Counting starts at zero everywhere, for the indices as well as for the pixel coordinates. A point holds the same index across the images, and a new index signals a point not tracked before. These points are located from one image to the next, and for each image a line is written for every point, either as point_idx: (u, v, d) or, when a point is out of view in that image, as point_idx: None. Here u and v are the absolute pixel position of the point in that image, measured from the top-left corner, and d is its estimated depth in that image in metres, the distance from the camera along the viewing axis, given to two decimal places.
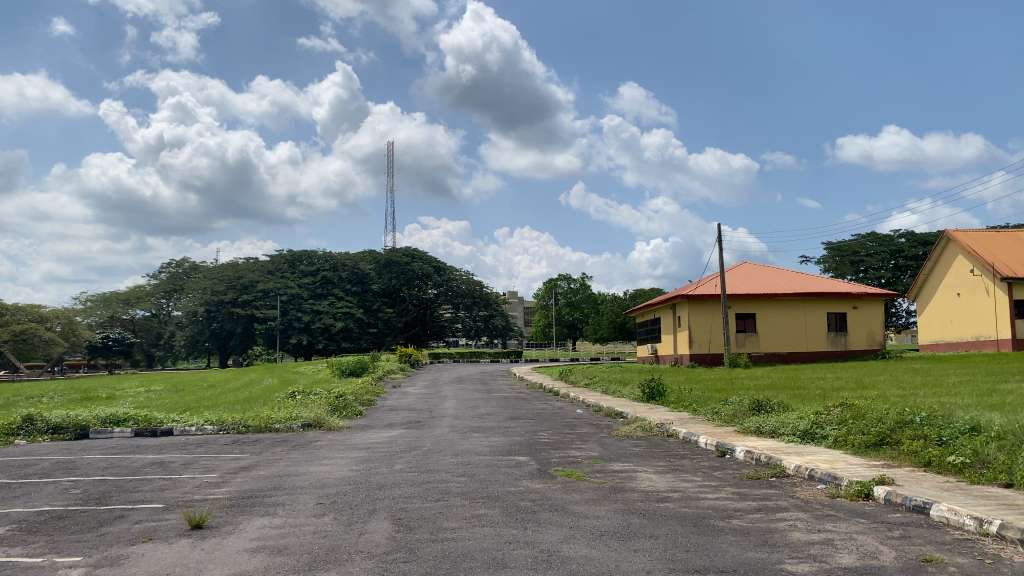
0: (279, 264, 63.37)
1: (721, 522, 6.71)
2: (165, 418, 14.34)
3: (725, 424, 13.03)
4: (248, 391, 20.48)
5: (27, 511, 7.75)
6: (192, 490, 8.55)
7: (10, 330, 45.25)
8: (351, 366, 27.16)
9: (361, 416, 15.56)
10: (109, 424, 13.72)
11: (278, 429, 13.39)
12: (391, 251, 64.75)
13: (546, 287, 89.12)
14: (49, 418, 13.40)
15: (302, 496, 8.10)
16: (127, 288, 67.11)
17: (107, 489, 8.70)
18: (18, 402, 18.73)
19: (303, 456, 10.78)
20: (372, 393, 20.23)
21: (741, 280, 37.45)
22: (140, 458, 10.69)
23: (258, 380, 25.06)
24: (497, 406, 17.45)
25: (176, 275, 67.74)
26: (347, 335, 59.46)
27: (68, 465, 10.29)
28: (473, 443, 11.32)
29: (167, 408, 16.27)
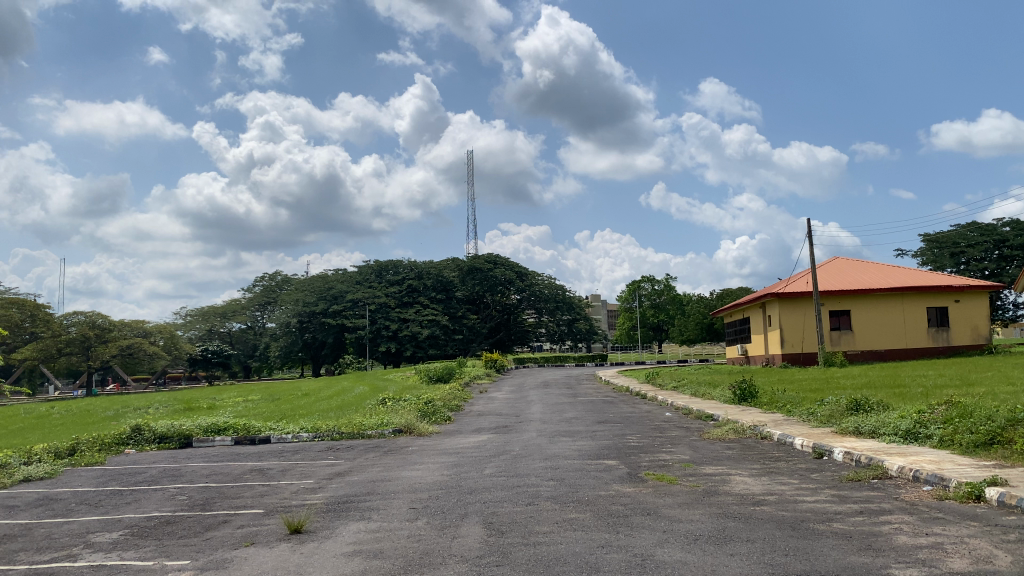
0: (367, 274, 64.80)
1: (821, 525, 6.50)
2: (263, 426, 14.83)
3: (821, 425, 12.63)
4: (341, 399, 20.99)
5: (138, 516, 8.13)
6: (290, 496, 8.80)
7: (118, 345, 47.58)
8: (438, 373, 27.48)
9: (449, 422, 15.74)
10: (211, 433, 14.25)
11: (370, 435, 13.68)
12: (474, 257, 65.40)
13: (630, 289, 88.46)
14: (156, 428, 14.04)
15: (394, 500, 8.25)
16: (224, 303, 69.68)
17: (211, 496, 9.03)
18: (126, 413, 19.68)
19: (395, 461, 10.98)
20: (459, 398, 20.42)
21: (832, 276, 36.26)
22: (242, 465, 11.08)
23: (349, 388, 25.63)
24: (584, 409, 17.37)
25: (270, 288, 69.98)
26: (433, 342, 60.21)
27: (175, 472, 10.74)
28: (562, 448, 11.31)
29: (264, 417, 16.84)
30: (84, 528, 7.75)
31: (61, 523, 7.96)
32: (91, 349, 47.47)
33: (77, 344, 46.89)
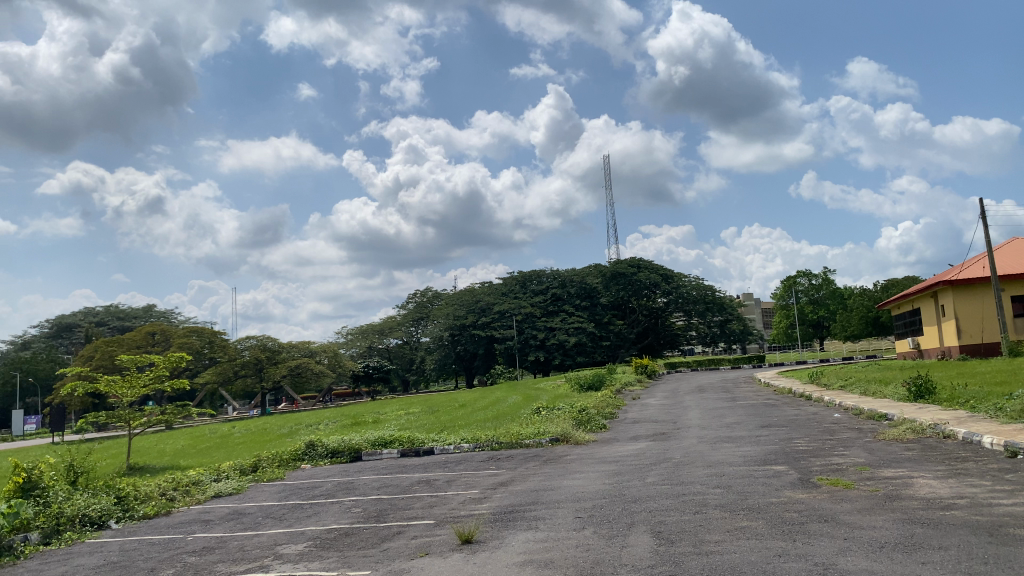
0: (512, 286, 65.82)
1: (1021, 531, 5.98)
2: (426, 438, 15.31)
3: (1012, 422, 11.63)
4: (496, 409, 21.38)
5: (320, 529, 8.59)
6: (459, 506, 9.02)
7: (287, 365, 50.48)
8: (590, 381, 27.44)
9: (605, 429, 15.66)
10: (378, 446, 14.85)
11: (528, 445, 13.85)
12: (617, 262, 65.03)
13: (785, 285, 85.30)
14: (328, 444, 14.80)
15: (560, 510, 8.29)
16: (381, 320, 72.69)
17: (383, 507, 9.42)
18: (298, 430, 20.86)
19: (555, 470, 11.06)
20: (614, 405, 20.29)
21: (1012, 259, 33.47)
22: (409, 477, 11.50)
23: (504, 398, 26.06)
24: (744, 413, 16.86)
25: (421, 304, 72.34)
26: (581, 349, 60.09)
27: (349, 486, 11.29)
28: (726, 454, 11.01)
29: (425, 429, 17.40)
30: (272, 539, 8.28)
31: (251, 535, 8.54)
32: (264, 370, 50.64)
33: (251, 367, 50.23)
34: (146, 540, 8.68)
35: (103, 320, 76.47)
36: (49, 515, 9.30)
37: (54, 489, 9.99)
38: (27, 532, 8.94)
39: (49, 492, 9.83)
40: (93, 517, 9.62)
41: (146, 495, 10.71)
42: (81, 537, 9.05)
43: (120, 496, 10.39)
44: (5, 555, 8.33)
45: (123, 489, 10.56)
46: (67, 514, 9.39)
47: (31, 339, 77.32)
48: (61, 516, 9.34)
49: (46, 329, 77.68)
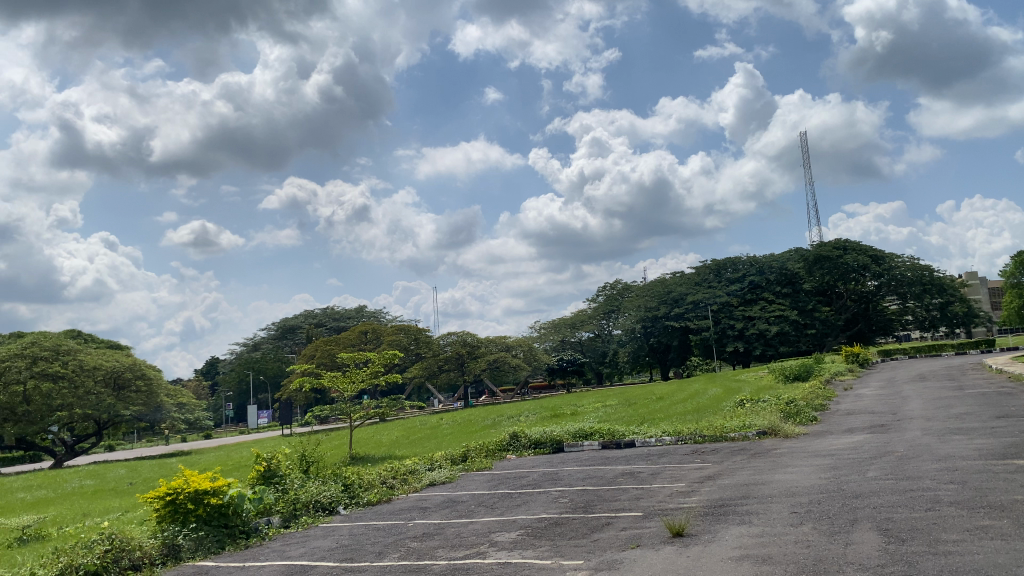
0: (706, 275, 64.35)
1: None
2: (627, 430, 15.29)
3: None
4: (696, 402, 20.92)
5: (531, 518, 8.82)
6: (666, 499, 8.94)
7: (486, 360, 51.97)
8: (795, 371, 26.22)
9: (816, 422, 14.88)
10: (580, 438, 15.00)
11: (733, 438, 13.46)
12: (819, 245, 61.43)
13: (1016, 262, 77.14)
14: (531, 435, 15.15)
15: (774, 505, 7.99)
16: (573, 314, 73.43)
17: (590, 498, 9.51)
18: (500, 422, 21.49)
19: (765, 464, 10.67)
20: (823, 397, 19.21)
21: None
22: (613, 469, 11.53)
23: (704, 390, 25.46)
24: (975, 403, 15.42)
25: (612, 297, 72.15)
26: (784, 339, 57.12)
27: (555, 476, 11.49)
28: (956, 447, 10.13)
29: (625, 421, 17.37)
30: (486, 528, 8.59)
31: (466, 523, 8.91)
32: (465, 364, 52.48)
33: (453, 362, 52.28)
34: (372, 525, 9.31)
35: (320, 321, 82.78)
36: (287, 501, 10.19)
37: (291, 477, 10.94)
38: (269, 515, 9.84)
39: (286, 479, 10.77)
40: (325, 503, 10.43)
41: (369, 483, 11.48)
42: (316, 521, 9.85)
43: (346, 484, 11.20)
44: (253, 536, 9.23)
45: (349, 478, 11.37)
46: (302, 500, 10.25)
47: (261, 340, 85.06)
48: (298, 502, 10.20)
49: (273, 331, 84.94)
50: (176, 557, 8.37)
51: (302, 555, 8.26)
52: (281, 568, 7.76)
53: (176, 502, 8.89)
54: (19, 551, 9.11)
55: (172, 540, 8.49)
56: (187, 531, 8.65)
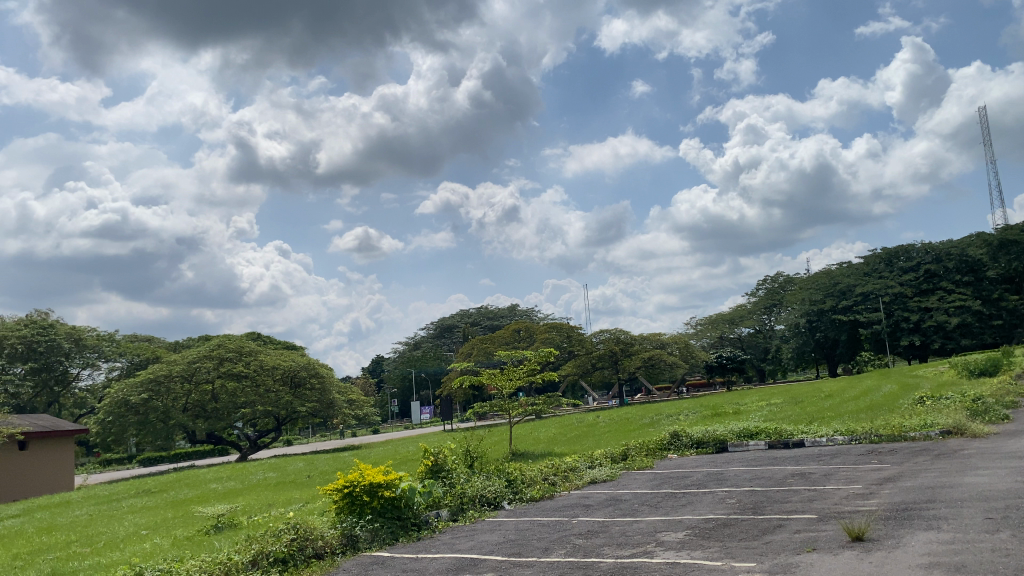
0: (876, 265, 60.85)
1: None
2: (795, 430, 14.66)
3: None
4: (870, 400, 19.74)
5: (698, 518, 8.64)
6: (843, 502, 8.50)
7: (641, 357, 51.19)
8: (982, 366, 24.20)
9: (1009, 421, 13.68)
10: (744, 438, 14.54)
11: (914, 438, 12.61)
12: (1005, 228, 56.13)
13: None
14: (693, 434, 14.86)
15: (966, 510, 7.42)
16: (733, 309, 72.47)
17: (759, 500, 9.20)
18: (659, 420, 21.16)
19: (951, 466, 9.92)
20: (1016, 394, 17.60)
21: None
22: (782, 469, 11.10)
23: (878, 388, 23.97)
24: None
25: (773, 290, 69.40)
26: (966, 331, 52.80)
27: (719, 476, 11.20)
28: None
29: (793, 420, 16.66)
30: (652, 527, 8.50)
31: (631, 521, 8.85)
32: (619, 362, 52.10)
33: (607, 359, 52.03)
34: (537, 521, 9.43)
35: (476, 321, 84.84)
36: (454, 494, 10.48)
37: (457, 471, 11.26)
38: (438, 508, 10.17)
39: (453, 474, 11.11)
40: (490, 498, 10.67)
41: (532, 479, 11.66)
42: (482, 516, 10.10)
43: (510, 479, 11.43)
44: (424, 529, 9.56)
45: (512, 474, 11.58)
46: (468, 494, 10.53)
47: (421, 339, 88.19)
48: (464, 496, 10.49)
49: (432, 330, 87.80)
50: (354, 547, 8.82)
51: (471, 548, 8.47)
52: (451, 561, 7.99)
53: (352, 494, 9.37)
54: (217, 537, 9.94)
55: (350, 530, 8.97)
56: (364, 522, 9.11)
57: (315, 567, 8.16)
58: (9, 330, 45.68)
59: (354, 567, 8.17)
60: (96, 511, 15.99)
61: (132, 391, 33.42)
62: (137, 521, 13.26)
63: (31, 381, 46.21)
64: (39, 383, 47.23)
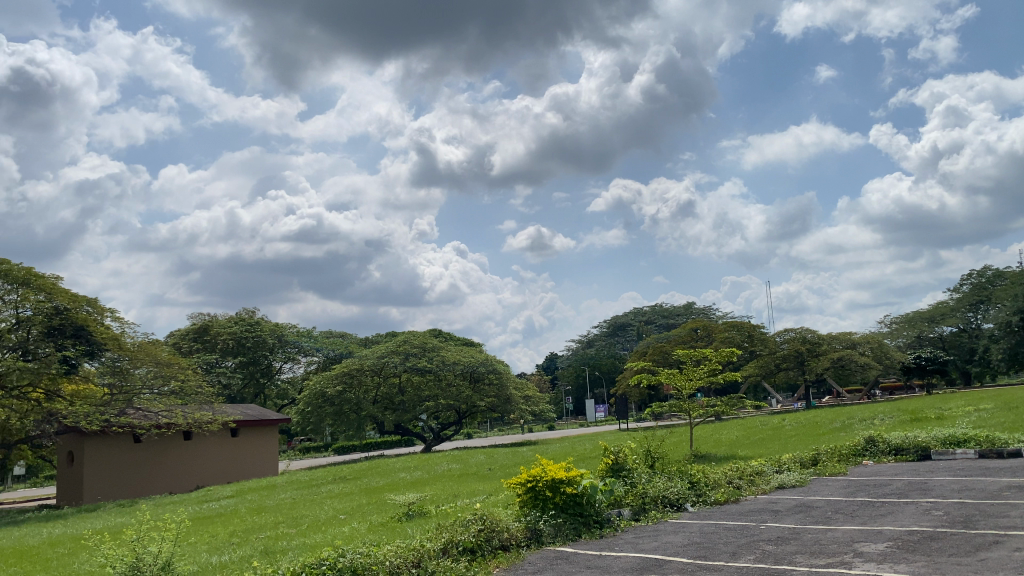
0: None
1: None
2: (1009, 438, 13.35)
3: None
4: None
5: (900, 529, 8.09)
6: None
7: (829, 358, 48.29)
8: None
9: None
10: (950, 445, 13.43)
11: None
12: None
13: None
14: (891, 440, 13.95)
15: None
16: (933, 306, 67.37)
17: (971, 513, 8.47)
18: (852, 424, 19.93)
19: None
20: None
21: None
22: (995, 481, 10.15)
23: None
24: None
25: (979, 285, 63.77)
26: None
27: (922, 486, 10.42)
28: None
29: (1006, 428, 15.19)
30: (849, 536, 8.05)
31: (825, 530, 8.43)
32: (806, 363, 49.57)
33: (792, 360, 49.66)
34: (723, 525, 9.19)
35: (650, 319, 83.96)
36: (636, 494, 10.43)
37: (638, 470, 11.17)
38: (620, 507, 10.16)
39: (634, 473, 11.02)
40: (673, 499, 10.52)
41: (716, 481, 11.38)
42: (665, 516, 9.97)
43: (692, 481, 11.21)
44: (606, 527, 9.57)
45: (695, 475, 11.35)
46: (650, 495, 10.44)
47: (595, 337, 88.52)
48: (646, 496, 10.40)
49: (605, 328, 87.94)
50: (539, 541, 8.97)
51: (656, 549, 8.38)
52: (636, 560, 7.94)
53: (536, 489, 9.55)
54: (408, 525, 10.42)
55: (535, 525, 9.13)
56: (548, 517, 9.24)
57: (503, 559, 8.37)
58: (222, 328, 51.07)
59: (539, 561, 8.30)
60: (299, 494, 17.25)
61: (328, 384, 35.85)
62: (336, 506, 14.17)
63: (241, 373, 50.73)
64: (247, 375, 51.67)
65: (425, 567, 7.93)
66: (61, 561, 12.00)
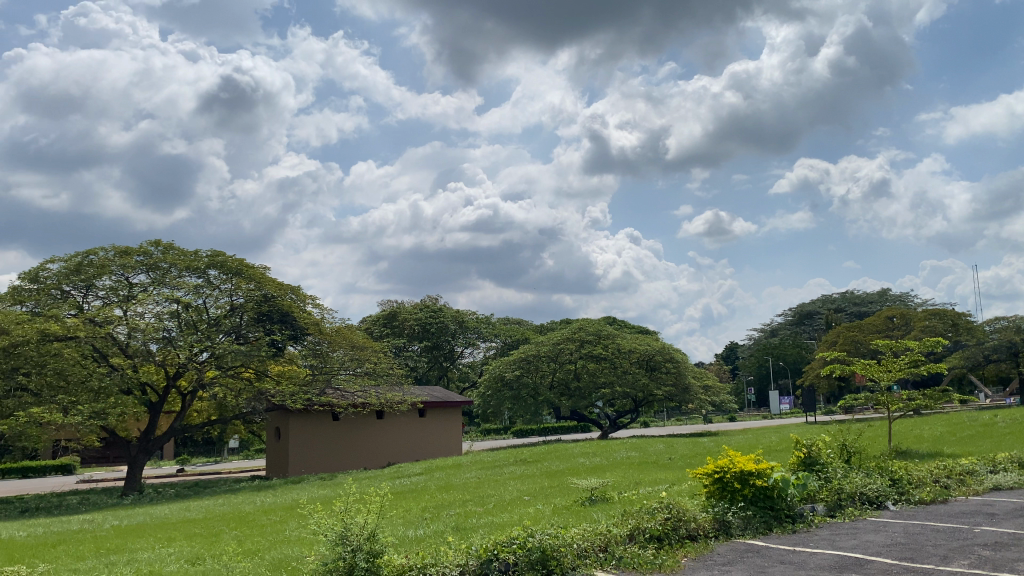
0: None
1: None
2: None
3: None
4: None
5: None
6: None
7: None
8: None
9: None
10: None
11: None
12: None
13: None
14: None
15: None
16: None
17: None
18: None
19: None
20: None
21: None
22: None
23: None
24: None
25: None
26: None
27: None
28: None
29: None
30: None
31: None
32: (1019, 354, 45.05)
33: (1003, 351, 45.34)
34: (929, 526, 8.60)
35: (839, 307, 79.76)
36: (831, 489, 9.96)
37: (833, 465, 10.66)
38: (813, 502, 9.74)
39: (828, 468, 10.55)
40: (871, 497, 9.99)
41: (920, 479, 10.67)
42: (863, 514, 9.48)
43: (894, 478, 10.57)
44: (798, 521, 9.23)
45: (896, 472, 10.70)
46: (847, 490, 9.95)
47: (779, 326, 85.42)
48: (842, 492, 9.91)
49: (791, 317, 84.58)
50: (727, 533, 8.79)
51: (855, 547, 7.99)
52: (833, 558, 7.61)
53: (723, 480, 9.37)
54: (592, 509, 10.53)
55: (723, 516, 8.94)
56: (736, 508, 9.03)
57: (690, 548, 8.27)
58: (409, 314, 53.79)
59: (729, 552, 8.13)
60: (483, 474, 17.88)
61: (507, 368, 37.30)
62: (519, 487, 14.56)
63: (425, 357, 53.17)
64: (431, 358, 54.01)
65: (612, 552, 8.03)
66: (273, 527, 13.11)
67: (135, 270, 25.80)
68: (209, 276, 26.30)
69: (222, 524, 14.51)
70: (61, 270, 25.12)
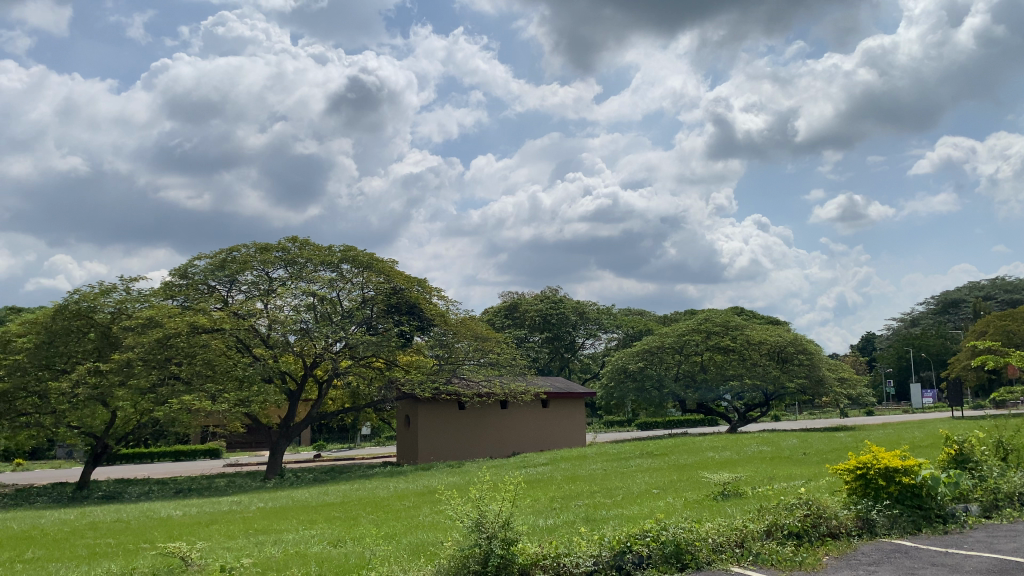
0: None
1: None
2: None
3: None
4: None
5: None
6: None
7: None
8: None
9: None
10: None
11: None
12: None
13: None
14: None
15: None
16: None
17: None
18: None
19: None
20: None
21: None
22: None
23: None
24: None
25: None
26: None
27: None
28: None
29: None
30: None
31: None
32: None
33: None
34: None
35: (988, 294, 74.83)
36: (985, 489, 9.37)
37: (988, 463, 10.02)
38: (967, 502, 9.18)
39: (982, 466, 9.92)
40: None
41: None
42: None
43: None
44: (951, 522, 8.72)
45: None
46: (1004, 490, 9.33)
47: (920, 315, 80.99)
48: (998, 492, 9.30)
49: (933, 305, 80.04)
50: (872, 532, 8.43)
51: (1015, 551, 7.47)
52: (991, 561, 7.15)
53: (866, 477, 8.99)
54: (725, 503, 10.31)
55: (866, 514, 8.57)
56: (881, 506, 8.63)
57: (832, 546, 7.97)
58: (530, 305, 54.27)
59: (874, 552, 7.77)
60: (610, 466, 17.81)
61: (630, 360, 37.09)
62: (647, 480, 14.42)
63: (547, 348, 53.45)
64: (553, 349, 54.24)
65: (748, 548, 7.85)
66: (407, 512, 13.53)
67: (275, 265, 27.14)
68: (342, 270, 27.34)
69: (359, 508, 15.09)
70: (209, 266, 26.76)
